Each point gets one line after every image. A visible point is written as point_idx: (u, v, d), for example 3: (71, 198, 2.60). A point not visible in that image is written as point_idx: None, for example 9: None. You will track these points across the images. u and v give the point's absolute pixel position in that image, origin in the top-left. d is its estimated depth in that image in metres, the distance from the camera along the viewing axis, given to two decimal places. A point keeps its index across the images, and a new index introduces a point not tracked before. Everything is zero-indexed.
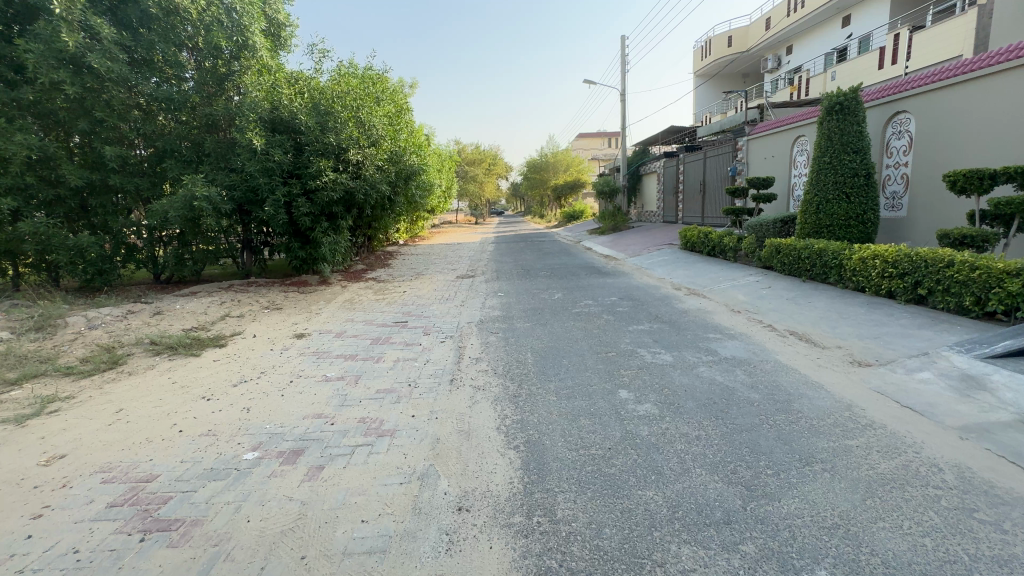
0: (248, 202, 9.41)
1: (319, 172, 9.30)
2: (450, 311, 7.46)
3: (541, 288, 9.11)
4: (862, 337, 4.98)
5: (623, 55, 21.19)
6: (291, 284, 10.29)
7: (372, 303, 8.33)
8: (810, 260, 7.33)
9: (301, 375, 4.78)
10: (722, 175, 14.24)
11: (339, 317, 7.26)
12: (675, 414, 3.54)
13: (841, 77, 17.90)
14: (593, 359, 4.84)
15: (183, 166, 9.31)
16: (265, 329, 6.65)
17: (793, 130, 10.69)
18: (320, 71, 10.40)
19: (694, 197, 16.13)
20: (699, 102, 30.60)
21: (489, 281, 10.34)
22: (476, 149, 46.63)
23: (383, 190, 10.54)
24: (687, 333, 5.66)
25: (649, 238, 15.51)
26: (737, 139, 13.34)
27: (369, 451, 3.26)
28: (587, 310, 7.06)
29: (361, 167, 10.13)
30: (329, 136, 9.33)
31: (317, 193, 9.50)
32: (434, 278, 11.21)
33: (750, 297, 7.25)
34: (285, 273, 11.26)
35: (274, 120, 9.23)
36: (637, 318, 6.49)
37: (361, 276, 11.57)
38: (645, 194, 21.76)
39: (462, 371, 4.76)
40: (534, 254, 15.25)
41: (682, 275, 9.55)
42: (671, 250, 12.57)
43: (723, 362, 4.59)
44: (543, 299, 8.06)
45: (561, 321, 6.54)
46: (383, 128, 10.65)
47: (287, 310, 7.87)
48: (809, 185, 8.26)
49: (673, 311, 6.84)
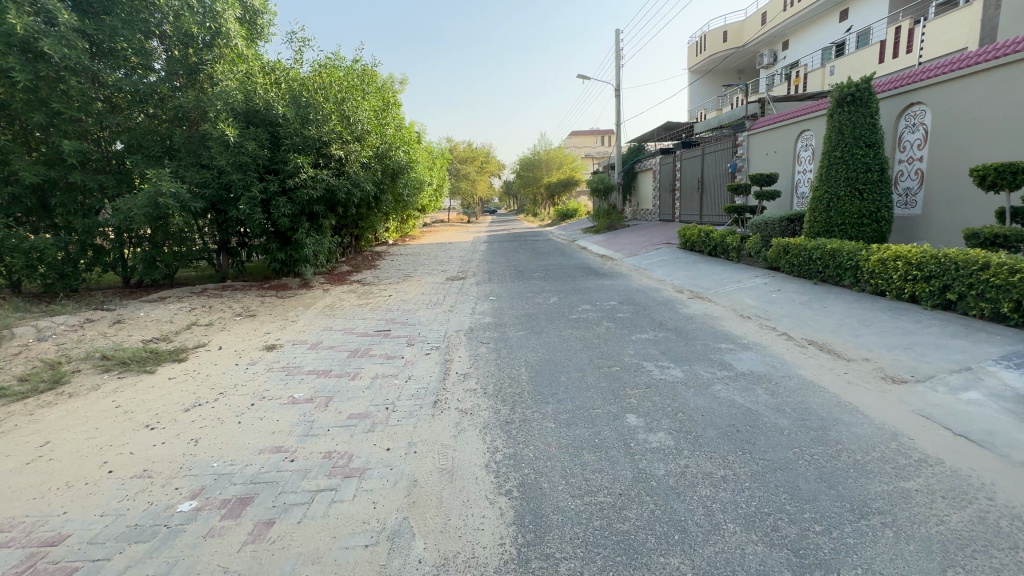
0: (221, 201, 8.79)
1: (297, 168, 8.66)
2: (437, 318, 6.91)
3: (535, 291, 8.59)
4: (891, 348, 4.50)
5: (618, 49, 20.68)
6: (269, 287, 9.68)
7: (354, 309, 7.75)
8: (822, 261, 6.86)
9: (264, 397, 4.22)
10: (721, 172, 13.78)
11: (316, 325, 6.69)
12: (693, 446, 3.03)
13: (840, 72, 17.49)
14: (594, 375, 4.32)
15: (151, 163, 8.68)
16: (233, 340, 6.07)
17: (798, 124, 10.23)
18: (299, 62, 9.75)
19: (692, 194, 15.65)
20: (694, 98, 30.18)
21: (480, 284, 9.79)
22: (468, 148, 46.07)
23: (368, 189, 9.90)
24: (695, 343, 5.16)
25: (646, 237, 15.04)
26: (737, 134, 12.88)
27: (331, 499, 2.71)
28: (584, 316, 6.55)
29: (345, 163, 9.48)
30: (308, 130, 8.70)
31: (296, 191, 8.90)
32: (422, 280, 10.65)
33: (759, 300, 6.77)
34: (264, 275, 10.64)
35: (249, 112, 8.57)
36: (639, 324, 6.00)
37: (345, 278, 10.99)
38: (641, 192, 21.29)
39: (447, 390, 4.22)
40: (527, 254, 14.73)
41: (683, 277, 9.08)
42: (669, 249, 12.09)
43: (739, 378, 4.09)
44: (537, 303, 7.55)
45: (557, 329, 6.02)
46: (368, 122, 10.03)
47: (261, 317, 7.28)
48: (818, 182, 7.80)
49: (677, 316, 6.35)
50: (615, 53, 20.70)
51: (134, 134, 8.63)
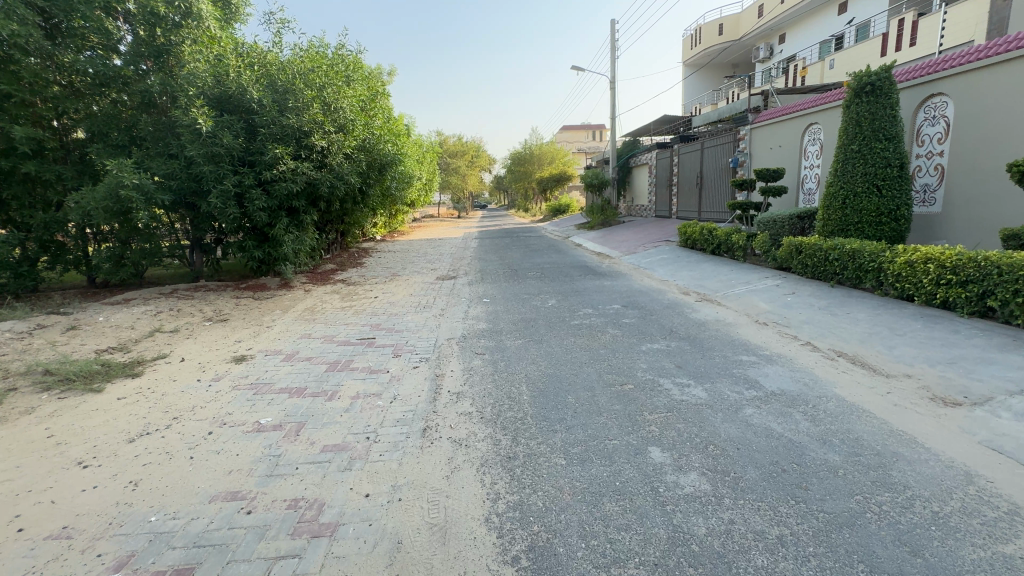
0: (192, 195, 8.11)
1: (275, 160, 7.97)
2: (426, 323, 6.35)
3: (532, 292, 8.07)
4: (933, 363, 4.05)
5: (613, 40, 20.10)
6: (246, 288, 9.03)
7: (336, 313, 7.15)
8: (841, 262, 6.40)
9: (225, 424, 3.64)
10: (722, 167, 13.32)
11: (294, 332, 6.10)
12: (734, 493, 2.53)
13: (840, 66, 17.11)
14: (606, 396, 3.81)
15: (114, 152, 7.97)
16: (199, 350, 5.46)
17: (806, 117, 9.77)
18: (278, 45, 9.00)
19: (690, 190, 15.20)
20: (688, 93, 29.77)
21: (473, 284, 9.25)
22: (458, 141, 45.29)
23: (353, 182, 9.23)
24: (712, 354, 4.68)
25: (643, 234, 14.58)
26: (739, 128, 12.43)
27: (293, 571, 2.15)
28: (586, 322, 6.04)
29: (327, 155, 8.79)
30: (287, 119, 7.99)
31: (274, 185, 8.23)
32: (411, 280, 10.05)
33: (774, 304, 6.31)
34: (241, 274, 9.97)
35: (221, 98, 7.86)
36: (647, 332, 5.50)
37: (329, 277, 10.35)
38: (636, 188, 20.82)
39: (438, 414, 3.68)
40: (520, 252, 14.19)
41: (687, 278, 8.61)
42: (669, 247, 11.63)
43: (771, 400, 3.61)
44: (534, 307, 7.02)
45: (558, 337, 5.50)
46: (353, 111, 9.34)
47: (234, 322, 6.66)
48: (833, 177, 7.34)
49: (687, 323, 5.86)
50: (611, 45, 20.14)
51: (95, 121, 7.91)
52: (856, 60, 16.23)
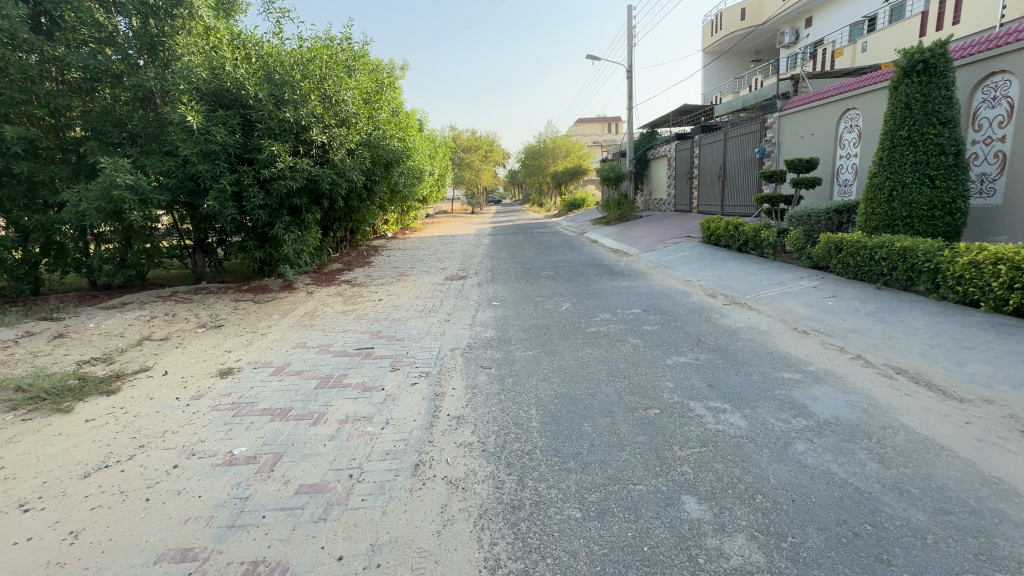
0: (189, 194, 7.78)
1: (272, 157, 7.58)
2: (430, 331, 5.89)
3: (544, 294, 7.57)
4: (1017, 384, 3.43)
5: (631, 27, 19.31)
6: (247, 290, 8.69)
7: (336, 318, 6.74)
8: (890, 261, 5.73)
9: (194, 455, 3.22)
10: (747, 158, 12.56)
11: (289, 340, 5.70)
12: (795, 568, 1.99)
13: (874, 48, 16.09)
14: (628, 423, 3.29)
15: (109, 150, 7.67)
16: (185, 361, 5.08)
17: (843, 102, 9.03)
18: (277, 34, 8.56)
19: (713, 183, 14.45)
20: (708, 82, 28.73)
21: (482, 285, 8.77)
22: (472, 136, 44.78)
23: (356, 179, 8.79)
24: (748, 369, 4.12)
25: (662, 229, 13.91)
26: (766, 116, 11.68)
27: None
28: (603, 330, 5.50)
29: (328, 150, 8.37)
30: (284, 113, 7.56)
31: (273, 183, 7.82)
32: (419, 280, 9.61)
33: (813, 309, 5.69)
34: (245, 275, 9.65)
35: (216, 92, 7.48)
36: (672, 342, 4.94)
37: (334, 277, 9.98)
38: (654, 181, 20.05)
39: (434, 445, 3.20)
40: (533, 249, 13.67)
41: (712, 278, 7.98)
42: (691, 244, 10.97)
43: (826, 432, 3.03)
44: (547, 311, 6.51)
45: (572, 347, 4.99)
46: (356, 104, 8.88)
47: (228, 328, 6.30)
48: (877, 167, 6.64)
49: (717, 331, 5.28)
50: (628, 32, 19.35)
51: (89, 118, 7.61)
52: (892, 41, 15.23)
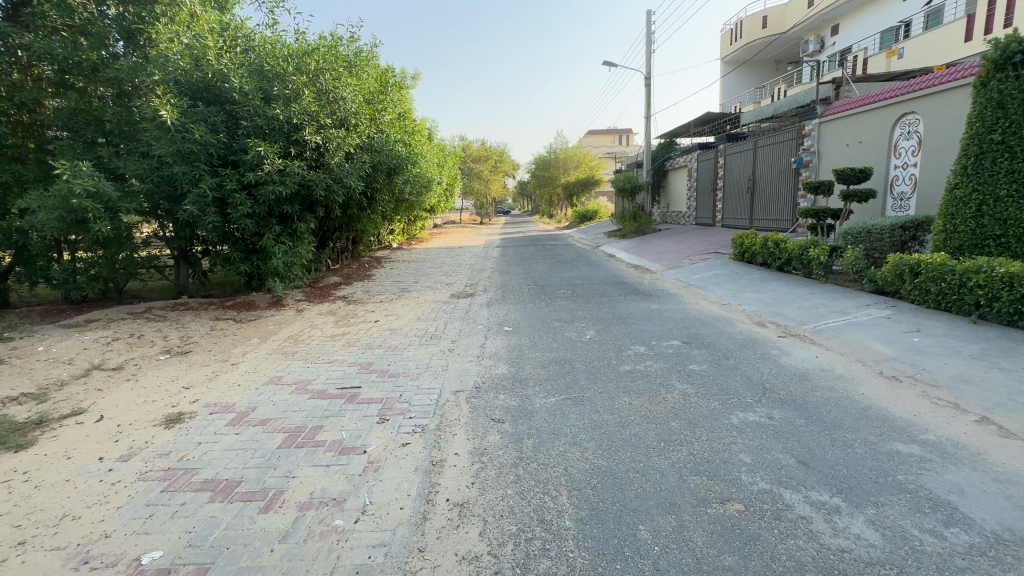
0: (167, 200, 6.94)
1: (258, 159, 6.73)
2: (430, 364, 4.94)
3: (563, 318, 6.61)
4: None
5: (650, 32, 18.50)
6: (231, 306, 7.81)
7: (323, 344, 5.82)
8: (991, 290, 4.72)
9: (85, 564, 2.26)
10: (781, 169, 11.57)
11: (263, 373, 4.78)
12: None
13: (911, 55, 15.12)
14: (702, 528, 2.31)
15: (78, 150, 6.86)
16: (131, 401, 4.16)
17: (899, 105, 8.06)
18: (267, 24, 7.77)
19: (740, 195, 13.45)
20: (726, 92, 27.86)
21: (492, 305, 7.84)
22: (482, 146, 44.23)
23: (354, 186, 7.92)
24: (845, 436, 3.11)
25: (685, 244, 12.94)
26: (803, 123, 10.73)
27: None
28: (639, 369, 4.52)
29: (324, 153, 7.52)
30: (272, 109, 6.73)
31: (260, 189, 6.97)
32: (421, 297, 8.72)
33: (896, 346, 4.67)
34: (232, 289, 8.78)
35: (197, 86, 6.67)
36: (731, 390, 3.95)
37: (329, 292, 9.09)
38: (672, 192, 19.09)
39: (426, 560, 2.21)
40: (546, 264, 12.72)
41: (755, 302, 6.98)
42: (721, 261, 9.98)
43: (1010, 560, 2.03)
44: (567, 340, 5.57)
45: (604, 393, 4.02)
46: (356, 102, 8.02)
47: (196, 355, 5.40)
48: (961, 176, 5.64)
49: (782, 375, 4.28)
50: (646, 37, 18.53)
51: (59, 113, 6.80)
52: (932, 48, 14.27)
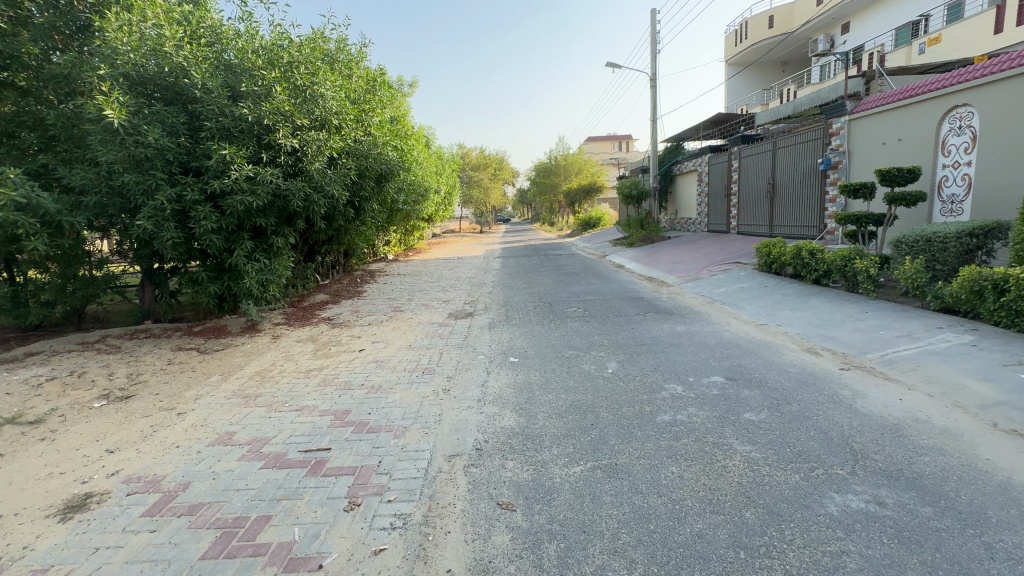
0: (121, 213, 6.05)
1: (222, 165, 5.87)
2: (420, 413, 4.00)
3: (577, 345, 5.69)
4: None
5: (655, 32, 17.76)
6: (199, 333, 6.90)
7: (294, 382, 4.88)
8: None
9: None
10: (806, 171, 10.69)
11: (212, 428, 3.85)
12: None
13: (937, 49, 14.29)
14: None
15: (15, 158, 5.95)
16: (33, 473, 3.23)
17: (947, 97, 7.22)
18: (238, 15, 6.92)
19: (759, 200, 12.55)
20: (732, 95, 27.08)
21: (494, 328, 6.92)
22: (481, 154, 43.51)
23: (338, 196, 7.05)
24: (1003, 541, 2.18)
25: (700, 254, 12.04)
26: (830, 121, 9.87)
27: None
28: (681, 420, 3.59)
29: (302, 159, 6.66)
30: (240, 109, 5.86)
31: (227, 200, 6.09)
32: (415, 319, 7.79)
33: (1001, 385, 3.74)
34: (205, 312, 7.87)
35: (154, 83, 5.82)
36: (811, 456, 3.01)
37: (313, 314, 8.17)
38: (682, 198, 18.19)
39: None
40: (551, 276, 11.80)
41: (798, 323, 6.05)
42: (746, 274, 9.05)
43: None
44: (585, 376, 4.65)
45: (644, 458, 3.09)
46: (339, 102, 7.17)
47: (138, 401, 4.46)
48: None
49: (869, 429, 3.34)
50: (652, 37, 17.78)
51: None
52: (965, 41, 13.53)
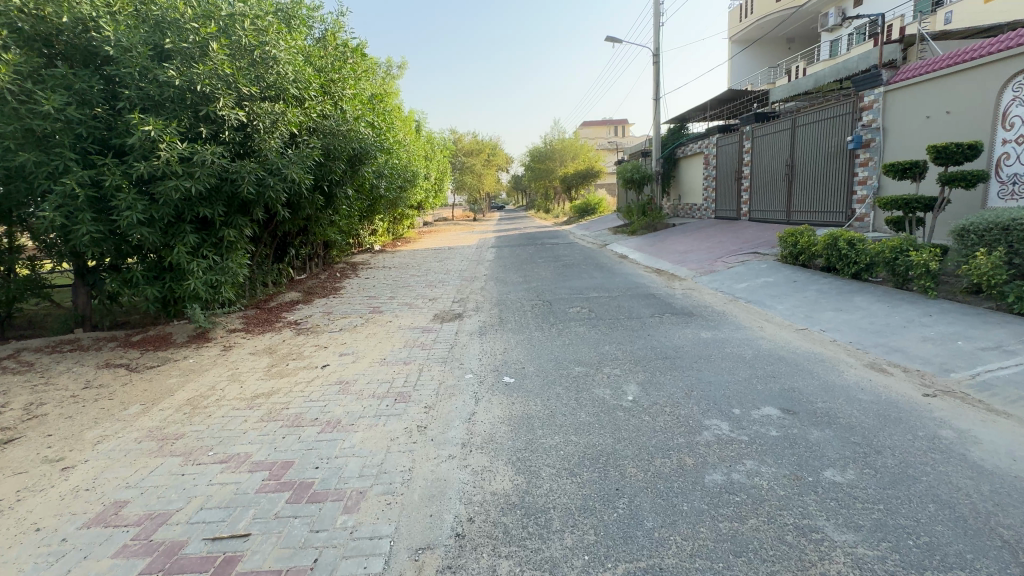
0: (24, 202, 4.92)
1: (147, 141, 4.73)
2: (383, 468, 2.99)
3: (585, 360, 4.70)
4: None
5: (658, 4, 16.51)
6: (137, 343, 5.83)
7: (229, 417, 3.85)
8: None
9: None
10: (831, 151, 9.65)
11: (96, 496, 2.82)
12: None
13: (973, 18, 13.21)
14: None
15: None
16: None
17: (1011, 60, 6.17)
18: None
19: (775, 184, 11.49)
20: (735, 75, 25.91)
21: (486, 334, 5.91)
22: (474, 139, 42.12)
23: (300, 180, 5.95)
24: None
25: (712, 243, 11.06)
26: (861, 94, 8.80)
27: None
28: (741, 484, 2.59)
29: (252, 135, 5.54)
30: (166, 71, 4.71)
31: (157, 185, 4.96)
32: (394, 322, 6.76)
33: None
34: (150, 317, 6.80)
35: (55, 38, 4.63)
36: (951, 556, 2.03)
37: (277, 317, 7.12)
38: (687, 183, 17.10)
39: None
40: (549, 269, 10.78)
41: (847, 327, 5.08)
42: (769, 266, 8.06)
43: None
44: (600, 408, 3.65)
45: (699, 558, 2.10)
46: (298, 68, 6.03)
47: (17, 448, 3.41)
48: None
49: (1012, 500, 2.35)
50: (655, 9, 16.53)
51: None
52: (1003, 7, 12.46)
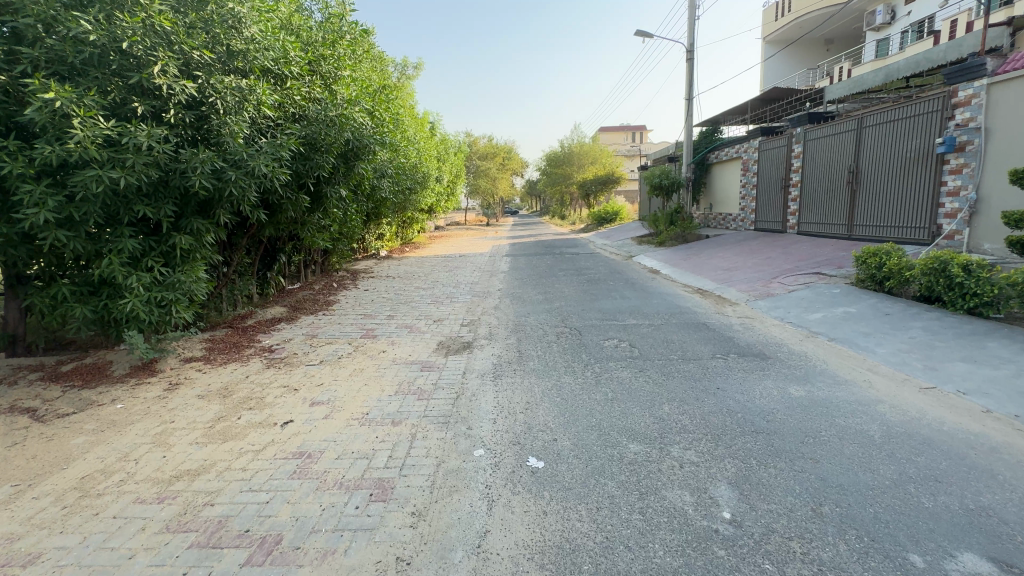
0: None
1: (56, 117, 3.53)
2: None
3: (640, 430, 3.38)
4: None
5: None
6: (62, 375, 4.62)
7: (119, 521, 2.58)
8: None
9: None
10: (908, 158, 8.20)
11: None
12: None
13: None
14: None
15: None
16: None
17: None
18: None
19: (834, 195, 10.04)
20: (768, 78, 24.38)
21: (500, 376, 4.60)
22: (489, 143, 41.15)
23: (272, 176, 4.75)
24: None
25: (760, 260, 9.64)
26: (953, 88, 7.38)
27: None
28: None
29: (208, 115, 4.37)
30: (80, 22, 3.51)
31: (72, 175, 3.77)
32: (387, 353, 5.47)
33: None
34: (95, 340, 5.60)
35: None
36: None
37: (248, 341, 5.88)
38: (722, 191, 15.63)
39: None
40: (573, 284, 9.47)
41: (1000, 392, 3.69)
42: (845, 292, 6.63)
43: None
44: (683, 537, 2.31)
45: None
46: (270, 36, 4.83)
47: None
48: None
49: None
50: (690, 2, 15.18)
51: None
52: None
